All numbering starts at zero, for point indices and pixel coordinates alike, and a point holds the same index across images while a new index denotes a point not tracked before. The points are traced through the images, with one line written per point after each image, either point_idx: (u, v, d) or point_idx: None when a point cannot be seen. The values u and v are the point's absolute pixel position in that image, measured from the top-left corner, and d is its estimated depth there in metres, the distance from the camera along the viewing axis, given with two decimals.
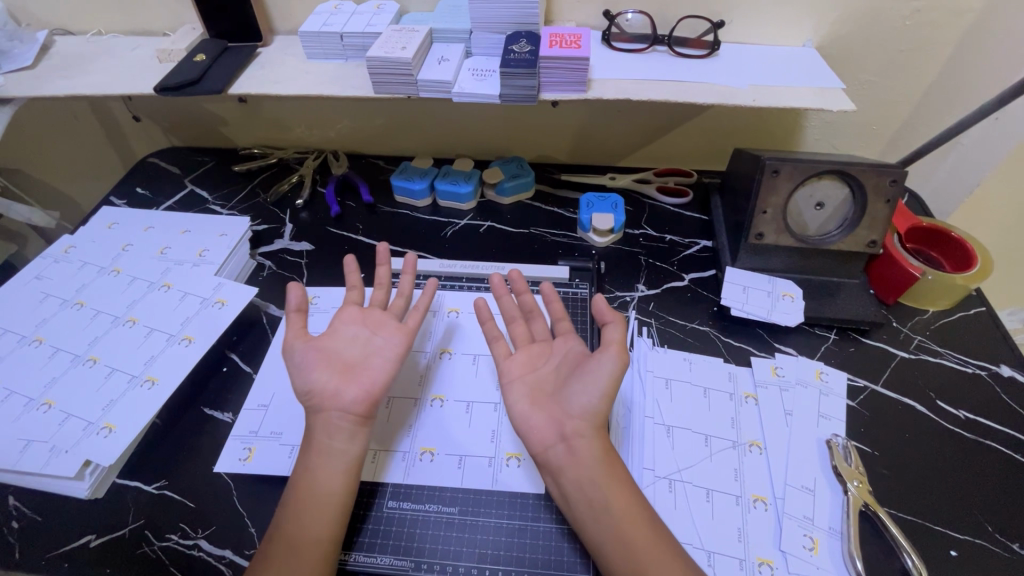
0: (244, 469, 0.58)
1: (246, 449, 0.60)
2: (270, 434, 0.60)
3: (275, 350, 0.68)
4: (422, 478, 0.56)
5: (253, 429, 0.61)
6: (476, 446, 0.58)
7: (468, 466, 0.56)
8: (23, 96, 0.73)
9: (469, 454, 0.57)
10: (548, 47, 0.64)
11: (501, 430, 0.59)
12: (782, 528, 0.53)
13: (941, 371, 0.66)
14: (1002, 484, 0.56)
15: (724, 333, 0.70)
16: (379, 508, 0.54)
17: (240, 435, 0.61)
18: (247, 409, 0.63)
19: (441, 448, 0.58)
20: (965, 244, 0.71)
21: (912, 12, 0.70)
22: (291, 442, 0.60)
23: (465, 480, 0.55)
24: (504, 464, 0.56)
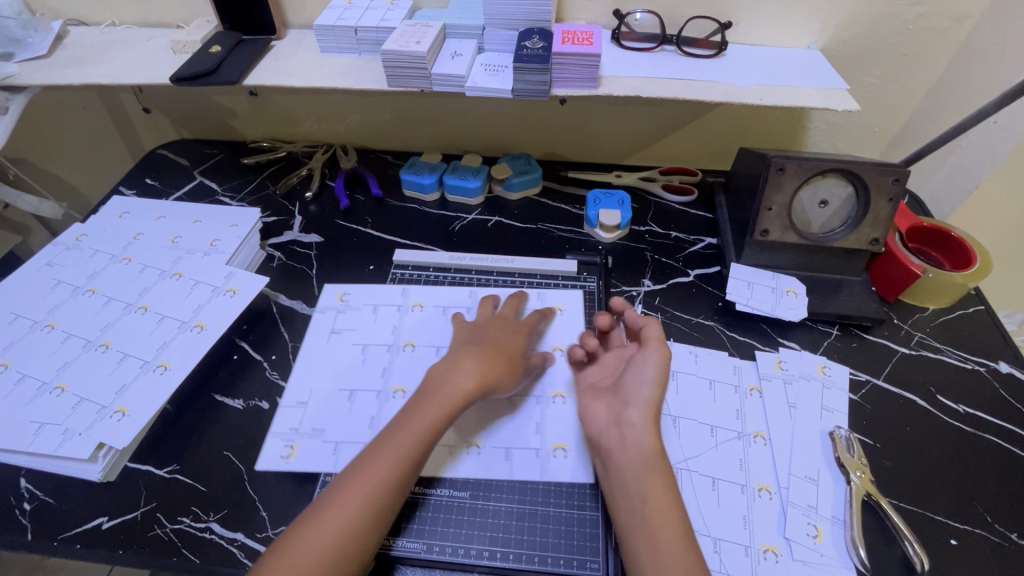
0: (287, 467, 0.57)
1: (288, 446, 0.59)
2: (311, 431, 0.60)
3: (309, 345, 0.68)
4: (467, 472, 0.55)
5: (293, 426, 0.60)
6: (522, 441, 0.58)
7: (514, 460, 0.56)
8: (37, 84, 0.74)
9: (513, 447, 0.57)
10: (560, 44, 0.65)
11: (544, 423, 0.59)
12: (787, 517, 0.54)
13: (942, 367, 0.67)
14: (1000, 475, 0.58)
15: (728, 328, 0.71)
16: (426, 495, 0.55)
17: (280, 433, 0.60)
18: (285, 406, 0.62)
19: (486, 441, 0.57)
20: (964, 244, 0.72)
21: (914, 16, 0.72)
22: (333, 440, 0.59)
23: (492, 472, 0.55)
24: (551, 455, 0.57)
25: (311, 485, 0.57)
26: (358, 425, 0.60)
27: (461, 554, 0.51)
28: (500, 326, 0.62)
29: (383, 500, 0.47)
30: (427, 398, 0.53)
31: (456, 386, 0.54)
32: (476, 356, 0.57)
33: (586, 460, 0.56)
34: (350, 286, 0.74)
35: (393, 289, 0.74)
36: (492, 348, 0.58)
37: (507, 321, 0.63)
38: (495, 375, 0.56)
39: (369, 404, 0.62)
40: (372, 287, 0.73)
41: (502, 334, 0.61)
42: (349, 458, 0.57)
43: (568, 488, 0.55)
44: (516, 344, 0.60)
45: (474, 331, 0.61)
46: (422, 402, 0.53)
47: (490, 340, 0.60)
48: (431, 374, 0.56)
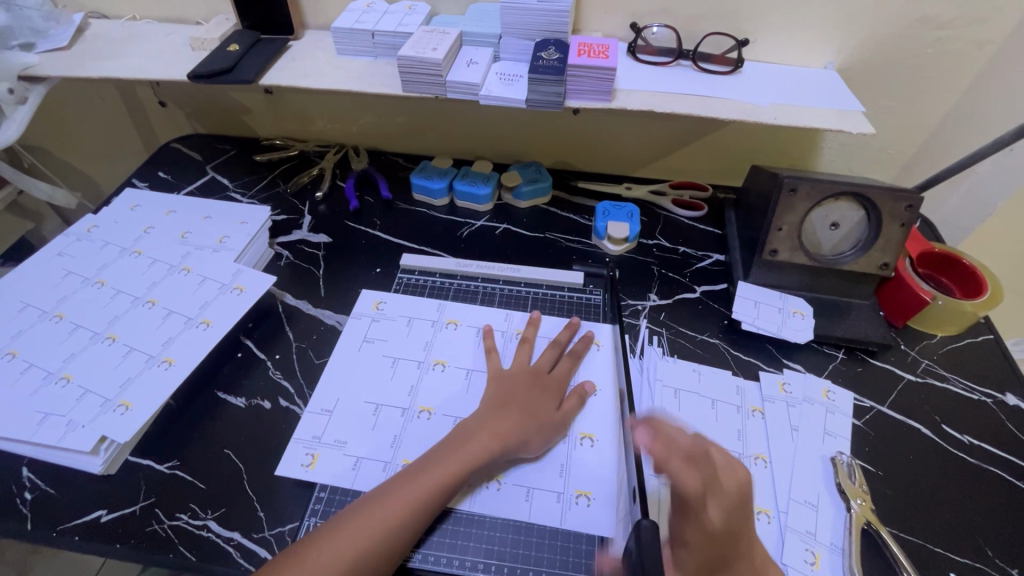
0: (307, 477, 0.57)
1: (310, 454, 0.59)
2: (334, 442, 0.60)
3: (342, 351, 0.68)
4: (485, 505, 0.54)
5: (316, 433, 0.61)
6: (546, 480, 0.56)
7: (536, 500, 0.55)
8: (55, 76, 0.75)
9: (536, 486, 0.56)
10: (576, 56, 0.65)
11: (570, 464, 0.58)
12: (785, 542, 0.54)
13: (947, 396, 0.66)
14: (1003, 509, 0.57)
15: (734, 346, 0.70)
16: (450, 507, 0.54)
17: (303, 440, 0.60)
18: (311, 413, 0.62)
19: (509, 477, 0.57)
20: (975, 271, 0.72)
21: (933, 41, 0.71)
22: (355, 454, 0.59)
23: (502, 509, 0.54)
24: (574, 502, 0.55)
25: (309, 488, 0.57)
26: (380, 441, 0.60)
27: (455, 565, 0.51)
28: (530, 379, 0.62)
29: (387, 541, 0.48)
30: (445, 450, 0.55)
31: (478, 442, 0.55)
32: (501, 415, 0.57)
33: (609, 505, 0.55)
34: (387, 295, 0.75)
35: (424, 301, 0.74)
36: (519, 406, 0.59)
37: (539, 374, 0.63)
38: (517, 435, 0.56)
39: (394, 421, 0.62)
40: (405, 300, 0.74)
41: (532, 390, 0.61)
42: (369, 475, 0.57)
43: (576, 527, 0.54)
44: (545, 400, 0.60)
45: (505, 383, 0.62)
46: (440, 453, 0.54)
47: (517, 397, 0.60)
48: (460, 428, 0.57)
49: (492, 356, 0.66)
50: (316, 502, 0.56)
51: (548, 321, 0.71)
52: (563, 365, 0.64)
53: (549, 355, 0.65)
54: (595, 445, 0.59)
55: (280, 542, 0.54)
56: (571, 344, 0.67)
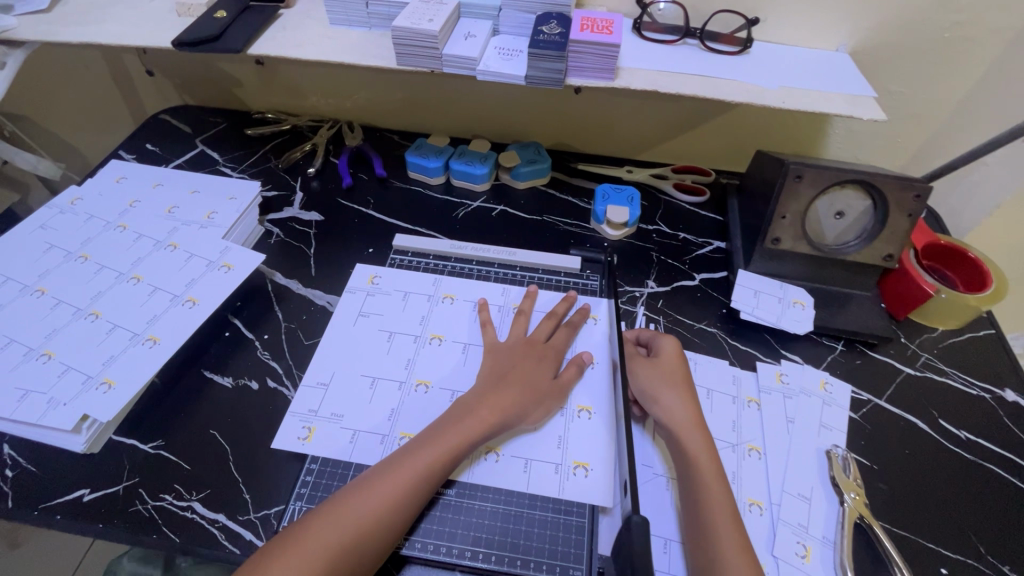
0: (302, 449, 0.57)
1: (306, 428, 0.58)
2: (331, 416, 0.59)
3: (334, 327, 0.67)
4: (482, 478, 0.54)
5: (310, 408, 0.60)
6: (545, 451, 0.56)
7: (533, 472, 0.55)
8: (35, 40, 0.71)
9: (534, 457, 0.55)
10: (579, 31, 0.62)
11: (567, 436, 0.57)
12: (776, 534, 0.53)
13: (945, 391, 0.65)
14: (997, 505, 0.57)
15: (731, 336, 0.69)
16: (438, 493, 0.53)
17: (299, 413, 0.59)
18: (306, 386, 0.61)
19: (506, 449, 0.56)
20: (980, 265, 0.70)
21: (950, 24, 0.69)
22: (352, 427, 0.58)
23: (498, 480, 0.54)
24: (571, 474, 0.55)
25: (296, 469, 0.57)
26: (377, 415, 0.59)
27: (442, 552, 0.50)
28: (526, 351, 0.61)
29: (390, 522, 0.48)
30: (442, 426, 0.53)
31: (474, 416, 0.54)
32: (498, 389, 0.56)
33: (605, 480, 0.54)
34: (381, 269, 0.73)
35: (417, 279, 0.72)
36: (515, 379, 0.57)
37: (536, 344, 0.62)
38: (516, 408, 0.56)
39: (390, 395, 0.60)
40: (398, 276, 0.72)
41: (529, 360, 0.60)
42: (366, 448, 0.57)
43: (572, 508, 0.53)
44: (543, 372, 0.59)
45: (502, 356, 0.60)
46: (436, 430, 0.53)
47: (514, 369, 0.59)
48: (457, 404, 0.56)
49: (488, 329, 0.65)
50: (301, 485, 0.55)
51: (546, 296, 0.70)
52: (561, 335, 0.63)
53: (546, 326, 0.64)
54: (592, 422, 0.58)
55: (265, 525, 0.53)
56: (568, 315, 0.66)
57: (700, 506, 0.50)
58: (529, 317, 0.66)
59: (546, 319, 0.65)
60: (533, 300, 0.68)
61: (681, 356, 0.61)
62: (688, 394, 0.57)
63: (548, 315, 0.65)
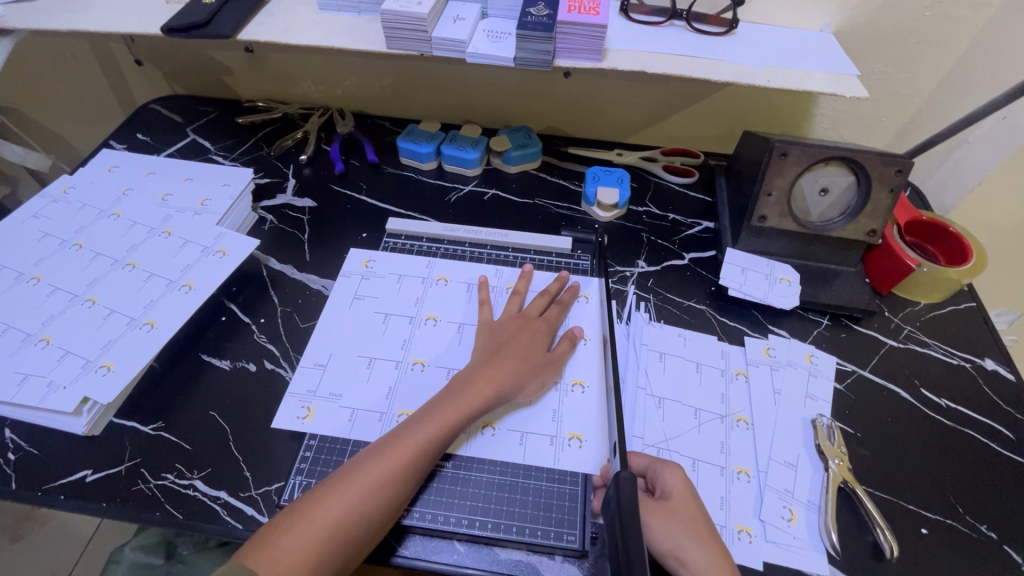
0: (302, 428, 0.58)
1: (305, 407, 0.59)
2: (329, 395, 0.60)
3: (329, 310, 0.68)
4: (479, 451, 0.56)
5: (308, 388, 0.61)
6: (539, 423, 0.58)
7: (529, 444, 0.56)
8: (23, 28, 0.71)
9: (528, 429, 0.57)
10: (566, 12, 0.63)
11: (561, 409, 0.59)
12: (763, 499, 0.55)
13: (927, 361, 0.67)
14: (976, 469, 0.59)
15: (720, 313, 0.71)
16: (439, 466, 0.55)
17: (298, 394, 0.60)
18: (304, 368, 0.62)
19: (502, 422, 0.58)
20: (962, 239, 0.72)
21: (931, 3, 0.70)
22: (350, 406, 0.59)
23: (494, 451, 0.56)
24: (565, 444, 0.56)
25: (295, 446, 0.58)
26: (375, 394, 0.60)
27: (440, 522, 0.52)
28: (520, 326, 0.62)
29: (392, 494, 0.49)
30: (439, 402, 0.55)
31: (470, 391, 0.55)
32: (493, 365, 0.57)
33: (600, 450, 0.56)
34: (375, 253, 0.74)
35: (410, 262, 0.73)
36: (509, 354, 0.59)
37: (528, 319, 0.63)
38: (511, 382, 0.57)
39: (387, 374, 0.62)
40: (393, 260, 0.73)
41: (522, 336, 0.61)
42: (364, 425, 0.58)
43: (566, 477, 0.55)
44: (536, 347, 0.60)
45: (496, 333, 0.62)
46: (434, 406, 0.54)
47: (508, 344, 0.60)
48: (454, 380, 0.57)
49: (483, 308, 0.66)
50: (301, 461, 0.56)
51: (539, 276, 0.71)
52: (553, 311, 0.65)
53: (539, 302, 0.65)
54: (584, 397, 0.60)
55: (267, 501, 0.54)
56: (559, 293, 0.67)
57: None
58: (523, 296, 0.67)
59: (539, 297, 0.66)
60: (527, 280, 0.69)
61: (690, 490, 0.51)
62: (714, 544, 0.49)
63: (541, 293, 0.66)
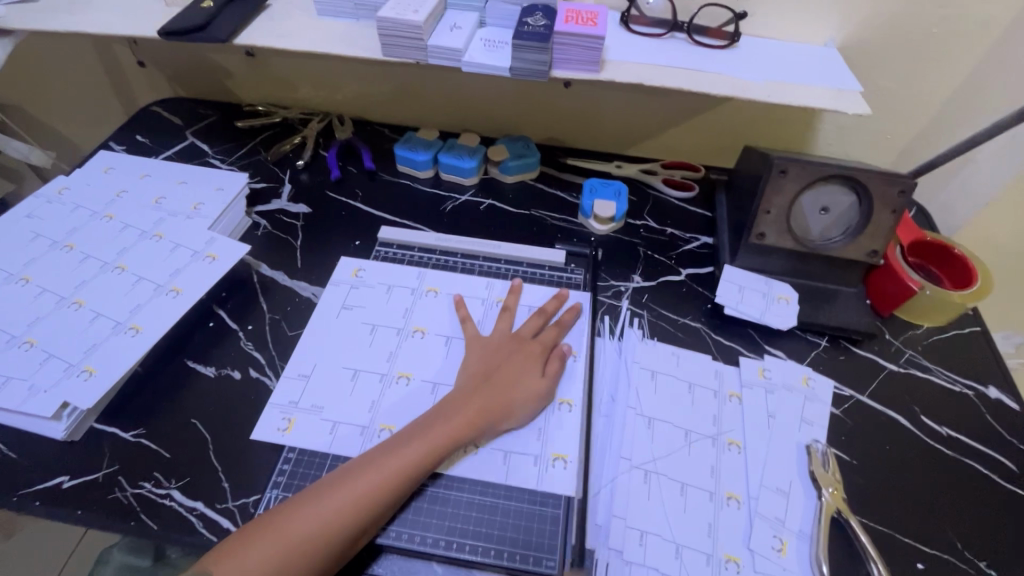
0: (281, 441, 0.57)
1: (285, 419, 0.58)
2: (311, 407, 0.59)
3: (317, 319, 0.67)
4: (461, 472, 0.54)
5: (291, 398, 0.60)
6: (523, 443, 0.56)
7: (513, 464, 0.55)
8: (22, 29, 0.71)
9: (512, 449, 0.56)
10: (563, 23, 0.62)
11: (548, 429, 0.57)
12: (753, 527, 0.53)
13: (928, 387, 0.65)
14: (975, 501, 0.56)
15: (715, 331, 0.69)
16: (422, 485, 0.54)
17: (279, 405, 0.59)
18: (288, 378, 0.61)
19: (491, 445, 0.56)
20: (966, 261, 0.70)
21: (938, 19, 0.69)
22: (331, 419, 0.58)
23: (478, 472, 0.54)
24: (550, 465, 0.55)
25: (275, 457, 0.57)
26: (357, 407, 0.59)
27: (417, 541, 0.50)
28: (513, 347, 0.61)
29: (368, 512, 0.48)
30: (426, 423, 0.54)
31: (460, 414, 0.54)
32: (484, 388, 0.57)
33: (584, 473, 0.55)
34: (366, 261, 0.73)
35: (401, 272, 0.72)
36: (501, 376, 0.58)
37: (522, 340, 0.62)
38: (502, 405, 0.56)
39: (371, 387, 0.61)
40: (384, 268, 0.72)
41: (515, 358, 0.60)
42: (345, 440, 0.57)
43: (550, 500, 0.54)
44: (529, 369, 0.59)
45: (488, 351, 0.61)
46: (422, 426, 0.53)
47: (500, 367, 0.59)
48: (444, 400, 0.56)
49: (469, 324, 0.65)
50: (279, 474, 0.55)
51: (531, 289, 0.70)
52: (550, 332, 0.63)
53: (534, 323, 0.64)
54: (572, 419, 0.59)
55: (243, 513, 0.53)
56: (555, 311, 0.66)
57: None
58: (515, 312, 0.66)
59: (535, 315, 0.65)
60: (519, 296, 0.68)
61: None
62: None
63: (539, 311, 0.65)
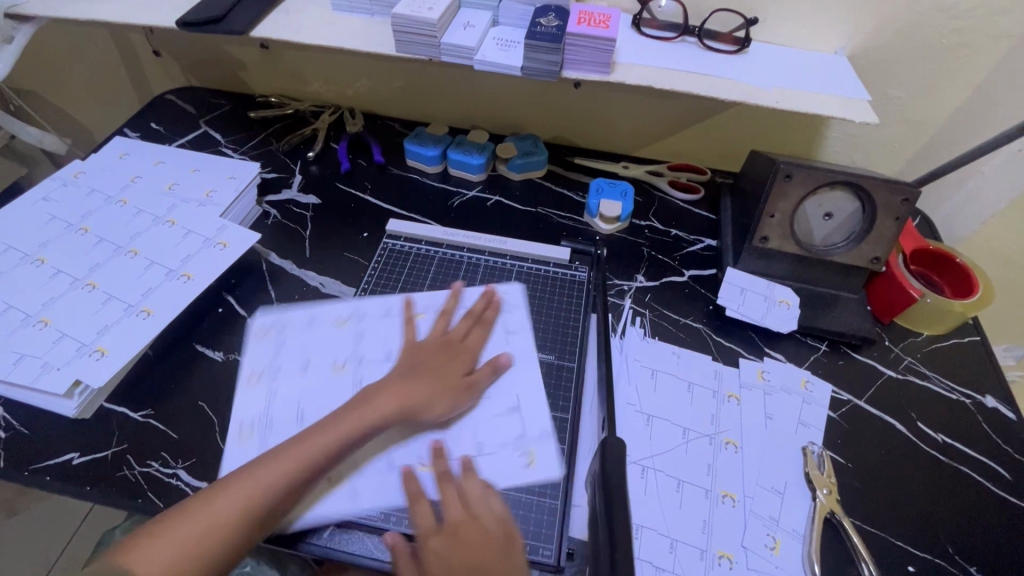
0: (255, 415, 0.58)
1: (259, 373, 0.61)
2: (292, 369, 0.62)
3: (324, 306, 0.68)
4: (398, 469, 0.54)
5: (253, 411, 0.58)
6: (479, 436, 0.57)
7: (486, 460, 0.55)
8: (44, 15, 0.73)
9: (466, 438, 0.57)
10: (575, 25, 0.63)
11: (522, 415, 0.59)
12: (746, 525, 0.54)
13: (925, 394, 0.66)
14: (967, 508, 0.57)
15: (716, 332, 0.70)
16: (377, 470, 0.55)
17: (261, 365, 0.62)
18: (279, 359, 0.63)
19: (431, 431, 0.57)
20: (967, 271, 0.70)
21: (948, 30, 0.69)
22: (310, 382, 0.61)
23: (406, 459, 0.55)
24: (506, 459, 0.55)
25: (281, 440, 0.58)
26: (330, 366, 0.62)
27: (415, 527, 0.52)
28: (465, 340, 0.63)
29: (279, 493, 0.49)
30: (363, 401, 0.56)
31: (393, 395, 0.56)
32: (434, 370, 0.59)
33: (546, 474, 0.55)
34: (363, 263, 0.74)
35: (402, 274, 0.72)
36: (454, 363, 0.60)
37: (478, 333, 0.64)
38: (447, 391, 0.58)
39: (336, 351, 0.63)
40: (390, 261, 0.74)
41: (461, 351, 0.62)
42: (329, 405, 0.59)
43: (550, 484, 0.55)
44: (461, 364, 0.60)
45: (448, 341, 0.63)
46: (357, 404, 0.55)
47: (449, 355, 0.61)
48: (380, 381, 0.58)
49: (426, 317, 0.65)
50: None
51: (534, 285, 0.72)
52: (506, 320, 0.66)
53: (485, 313, 0.67)
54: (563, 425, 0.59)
55: None
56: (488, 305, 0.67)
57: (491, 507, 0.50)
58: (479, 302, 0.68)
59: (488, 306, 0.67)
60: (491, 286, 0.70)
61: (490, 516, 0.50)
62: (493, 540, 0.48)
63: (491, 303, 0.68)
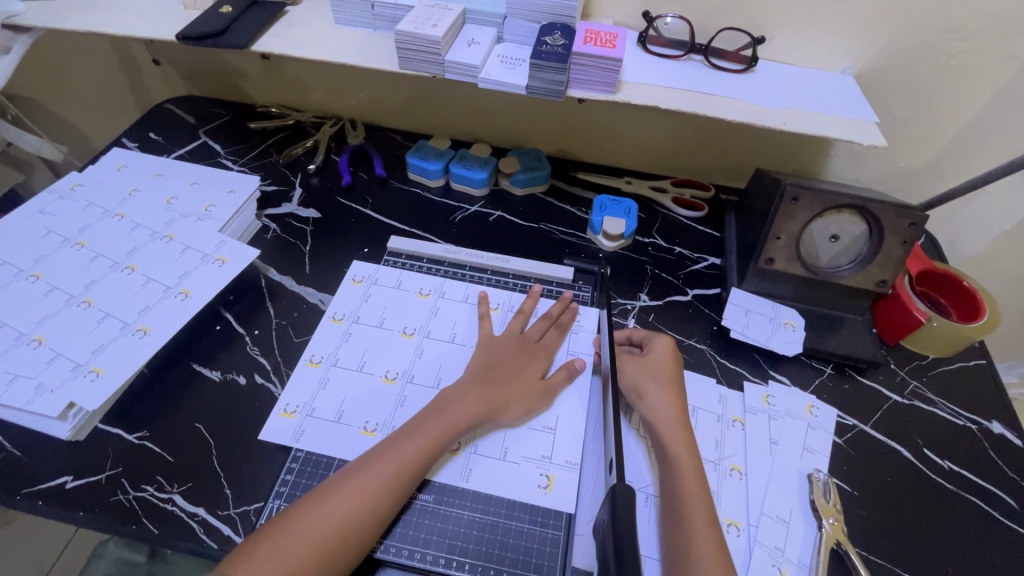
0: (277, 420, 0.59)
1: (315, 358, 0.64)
2: (332, 359, 0.64)
3: (324, 325, 0.67)
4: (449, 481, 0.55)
5: (301, 396, 0.61)
6: (528, 446, 0.58)
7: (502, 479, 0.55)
8: (42, 26, 0.72)
9: (517, 448, 0.57)
10: (582, 43, 0.62)
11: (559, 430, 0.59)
12: (752, 556, 0.53)
13: (931, 420, 0.65)
14: (975, 539, 0.56)
15: (720, 354, 0.69)
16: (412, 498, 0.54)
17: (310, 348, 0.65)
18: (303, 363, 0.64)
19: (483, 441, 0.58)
20: (974, 294, 0.70)
21: (956, 51, 0.69)
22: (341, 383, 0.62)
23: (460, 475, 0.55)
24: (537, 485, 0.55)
25: (279, 463, 0.57)
26: (376, 356, 0.65)
27: (417, 558, 0.51)
28: (518, 348, 0.63)
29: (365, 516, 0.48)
30: (429, 416, 0.55)
31: (460, 407, 0.56)
32: (485, 382, 0.59)
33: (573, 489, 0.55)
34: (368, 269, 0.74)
35: (415, 281, 0.73)
36: (502, 373, 0.60)
37: (527, 343, 0.63)
38: (499, 401, 0.58)
39: (379, 347, 0.66)
40: (393, 275, 0.73)
41: (517, 359, 0.62)
42: (354, 407, 0.60)
43: (555, 511, 0.54)
44: (531, 370, 0.61)
45: (494, 351, 0.62)
46: (425, 420, 0.55)
47: (502, 365, 0.61)
48: (444, 393, 0.58)
49: (485, 321, 0.66)
50: (281, 483, 0.55)
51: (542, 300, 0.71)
52: (547, 332, 0.66)
53: (539, 325, 0.66)
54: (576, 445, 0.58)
55: (244, 521, 0.53)
56: (560, 315, 0.68)
57: (680, 533, 0.50)
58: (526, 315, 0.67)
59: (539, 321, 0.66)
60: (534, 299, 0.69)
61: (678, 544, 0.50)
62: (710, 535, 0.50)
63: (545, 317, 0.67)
